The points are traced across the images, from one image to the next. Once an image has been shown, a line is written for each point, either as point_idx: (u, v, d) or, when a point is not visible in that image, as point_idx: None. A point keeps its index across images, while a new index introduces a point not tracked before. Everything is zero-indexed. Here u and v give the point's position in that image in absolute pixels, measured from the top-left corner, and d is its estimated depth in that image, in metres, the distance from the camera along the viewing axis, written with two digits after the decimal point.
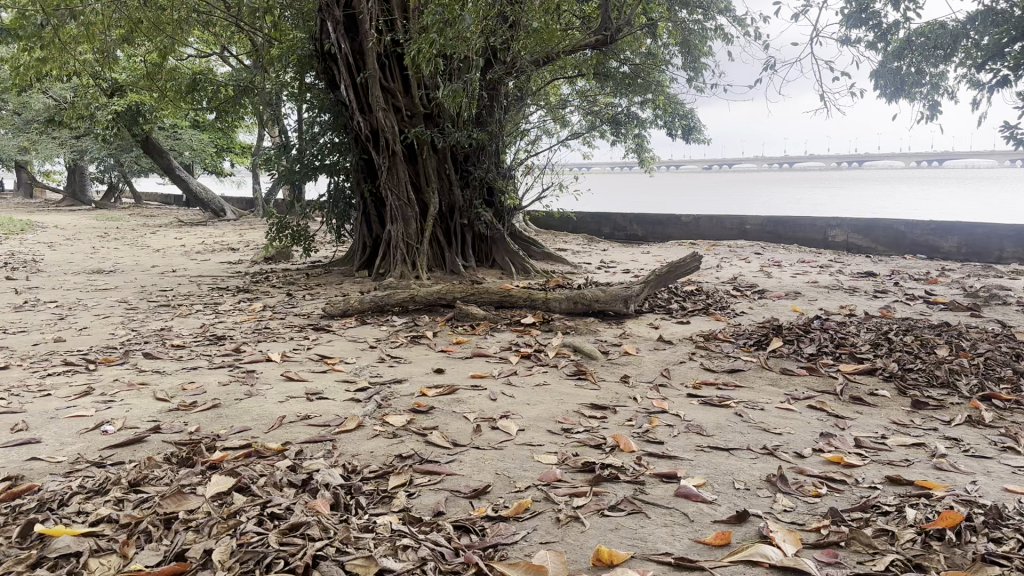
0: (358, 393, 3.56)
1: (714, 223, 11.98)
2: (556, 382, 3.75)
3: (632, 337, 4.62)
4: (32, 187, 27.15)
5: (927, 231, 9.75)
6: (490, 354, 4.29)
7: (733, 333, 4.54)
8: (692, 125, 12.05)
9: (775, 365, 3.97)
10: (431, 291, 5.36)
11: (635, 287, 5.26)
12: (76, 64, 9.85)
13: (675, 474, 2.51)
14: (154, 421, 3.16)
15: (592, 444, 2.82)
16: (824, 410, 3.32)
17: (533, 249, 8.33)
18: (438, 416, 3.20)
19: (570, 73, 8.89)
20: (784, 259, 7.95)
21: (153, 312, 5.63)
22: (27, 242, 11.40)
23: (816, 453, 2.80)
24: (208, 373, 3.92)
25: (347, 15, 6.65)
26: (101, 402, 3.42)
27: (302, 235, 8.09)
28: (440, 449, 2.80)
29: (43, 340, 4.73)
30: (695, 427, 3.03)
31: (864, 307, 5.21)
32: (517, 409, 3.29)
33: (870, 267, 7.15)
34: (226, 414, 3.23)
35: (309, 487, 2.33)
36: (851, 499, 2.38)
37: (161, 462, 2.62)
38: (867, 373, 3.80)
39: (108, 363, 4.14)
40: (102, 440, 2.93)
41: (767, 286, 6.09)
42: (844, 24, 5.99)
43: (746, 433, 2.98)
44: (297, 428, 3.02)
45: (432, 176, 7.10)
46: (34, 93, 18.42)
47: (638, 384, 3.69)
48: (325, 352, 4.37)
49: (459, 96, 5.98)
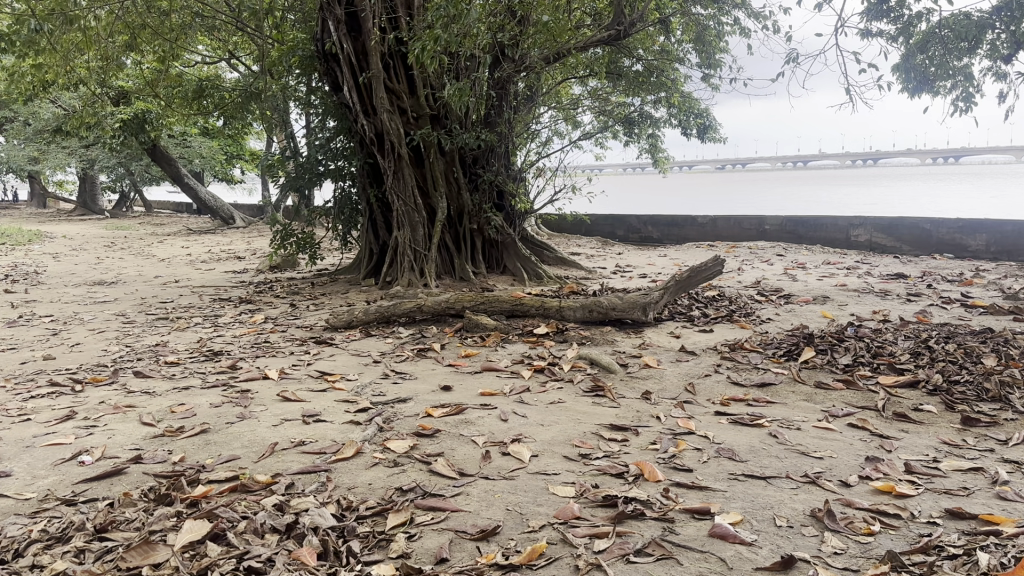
0: (358, 414, 3.30)
1: (732, 225, 11.68)
2: (571, 400, 3.47)
3: (652, 348, 4.34)
4: (44, 198, 27.10)
5: (954, 229, 9.42)
6: (500, 368, 4.02)
7: (761, 342, 4.25)
8: (707, 125, 11.78)
9: (809, 378, 3.68)
10: (439, 301, 5.09)
11: (654, 293, 4.98)
12: (78, 72, 9.63)
13: (707, 509, 2.23)
14: (137, 449, 2.90)
15: (614, 473, 2.55)
16: (865, 429, 3.03)
17: (545, 254, 8.05)
18: (443, 440, 2.93)
19: (581, 73, 8.66)
20: (807, 261, 7.66)
21: (151, 326, 5.40)
22: (32, 253, 11.23)
23: (863, 482, 2.51)
24: (201, 393, 3.66)
25: (349, 13, 6.44)
26: (83, 428, 3.16)
27: (308, 242, 7.84)
28: (444, 480, 2.53)
29: (33, 358, 4.50)
30: (726, 451, 2.75)
31: (898, 312, 4.91)
32: (530, 431, 3.02)
33: (899, 268, 6.84)
34: (215, 440, 2.98)
35: (295, 532, 2.08)
36: (908, 538, 2.10)
37: (136, 498, 2.37)
38: (908, 386, 3.51)
39: (96, 382, 3.89)
40: (77, 472, 2.68)
41: (793, 290, 5.80)
42: (864, 15, 5.73)
43: (784, 458, 2.70)
44: (290, 456, 2.77)
45: (439, 180, 6.86)
46: (42, 102, 18.32)
47: (661, 402, 3.41)
48: (326, 368, 4.11)
49: (465, 95, 5.72)
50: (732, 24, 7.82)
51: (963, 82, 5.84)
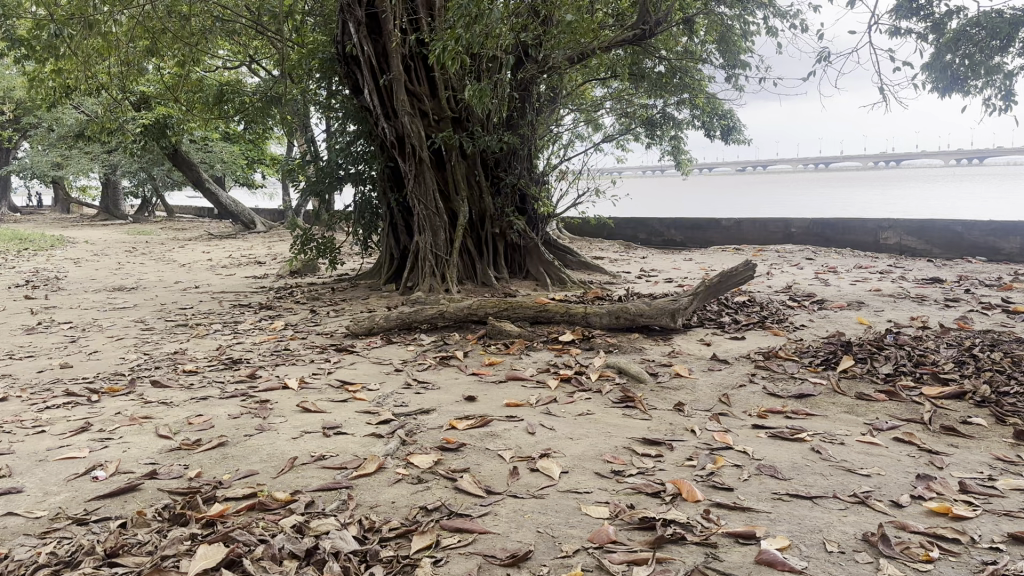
0: (380, 427, 3.18)
1: (757, 227, 11.50)
2: (601, 412, 3.34)
3: (683, 356, 4.20)
4: (68, 203, 27.22)
5: (988, 232, 9.18)
6: (525, 377, 3.90)
7: (796, 350, 4.10)
8: (731, 126, 11.60)
9: (849, 389, 3.52)
10: (461, 307, 4.97)
11: (683, 299, 4.83)
12: (99, 78, 9.62)
13: (753, 533, 2.10)
14: (152, 464, 2.80)
15: (649, 492, 2.41)
16: (912, 444, 2.88)
17: (568, 258, 7.93)
18: (469, 455, 2.81)
19: (603, 74, 8.53)
20: (837, 265, 7.48)
21: (169, 333, 5.32)
22: (53, 258, 11.21)
23: (916, 502, 2.36)
24: (219, 403, 3.56)
25: (370, 15, 6.34)
26: (98, 441, 3.07)
27: (328, 248, 7.76)
28: (471, 498, 2.41)
29: (50, 366, 4.43)
30: (768, 468, 2.61)
31: (937, 318, 4.73)
32: (560, 445, 2.89)
33: (934, 272, 6.66)
34: (233, 454, 2.87)
35: (315, 558, 1.99)
36: (971, 566, 1.95)
37: (149, 518, 2.28)
38: (955, 397, 3.35)
39: (113, 392, 3.81)
40: (91, 488, 2.58)
41: (826, 295, 5.63)
42: (893, 14, 5.57)
43: (830, 476, 2.56)
44: (310, 472, 2.66)
45: (461, 184, 6.76)
46: (65, 108, 18.44)
47: (695, 414, 3.27)
48: (347, 377, 4.00)
49: (487, 96, 5.61)
50: (757, 24, 7.69)
51: (994, 82, 5.66)
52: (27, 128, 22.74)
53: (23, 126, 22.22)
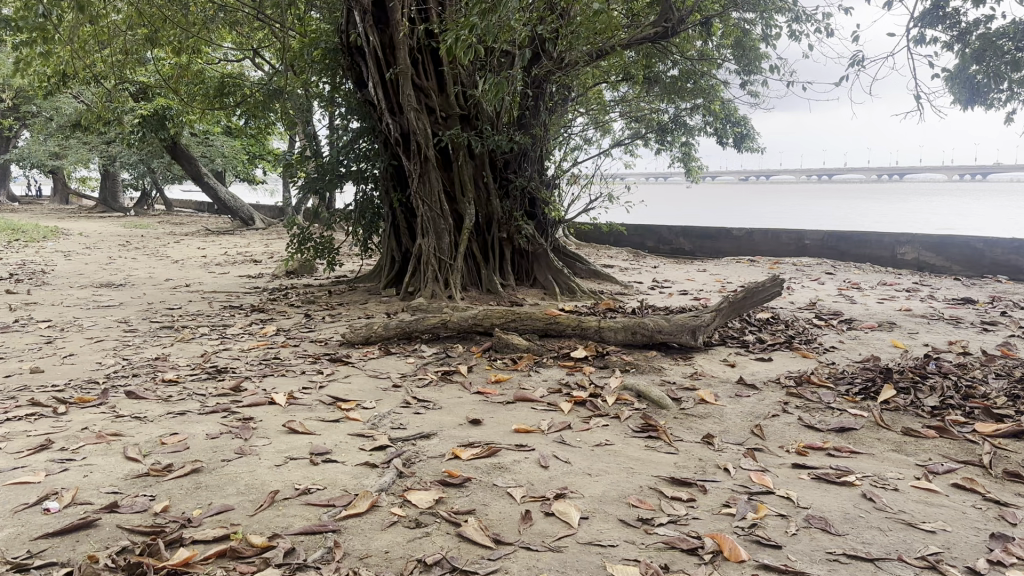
0: (375, 454, 2.84)
1: (769, 238, 11.14)
2: (621, 442, 3.00)
3: (706, 378, 3.86)
4: (67, 195, 26.92)
5: (1008, 251, 8.84)
6: (535, 398, 3.56)
7: (830, 376, 3.77)
8: (745, 133, 11.32)
9: (893, 423, 3.19)
10: (465, 317, 4.64)
11: (704, 315, 4.50)
12: (96, 70, 9.27)
13: None
14: (115, 493, 2.46)
15: (684, 549, 2.08)
16: (975, 493, 2.54)
17: (578, 266, 7.61)
18: (474, 492, 2.47)
19: (616, 76, 8.24)
20: (859, 281, 7.18)
21: (153, 336, 4.96)
22: (44, 252, 10.86)
23: (996, 569, 2.03)
24: (197, 421, 3.22)
25: (376, 4, 6.04)
26: (57, 463, 2.73)
27: (325, 248, 7.40)
28: (477, 550, 2.07)
29: (19, 371, 4.08)
30: (818, 519, 2.27)
31: (978, 343, 4.40)
32: (577, 483, 2.55)
33: (964, 292, 6.33)
34: (208, 484, 2.53)
35: None
36: None
37: (101, 566, 1.96)
38: (1012, 436, 3.00)
39: (82, 404, 3.46)
40: (40, 521, 2.25)
41: (853, 313, 5.31)
42: (917, 23, 5.22)
43: (889, 531, 2.23)
44: (294, 509, 2.32)
45: (467, 185, 6.42)
46: (65, 97, 18.03)
47: (726, 448, 2.93)
48: (340, 393, 3.66)
49: (500, 90, 5.27)
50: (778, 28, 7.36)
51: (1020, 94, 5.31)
52: (26, 116, 22.42)
53: (23, 113, 21.82)
